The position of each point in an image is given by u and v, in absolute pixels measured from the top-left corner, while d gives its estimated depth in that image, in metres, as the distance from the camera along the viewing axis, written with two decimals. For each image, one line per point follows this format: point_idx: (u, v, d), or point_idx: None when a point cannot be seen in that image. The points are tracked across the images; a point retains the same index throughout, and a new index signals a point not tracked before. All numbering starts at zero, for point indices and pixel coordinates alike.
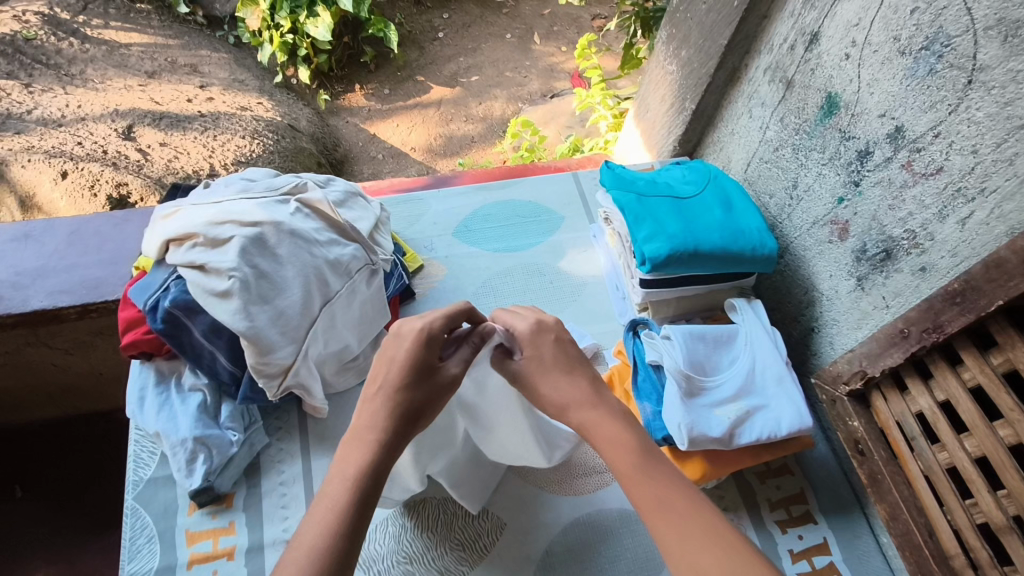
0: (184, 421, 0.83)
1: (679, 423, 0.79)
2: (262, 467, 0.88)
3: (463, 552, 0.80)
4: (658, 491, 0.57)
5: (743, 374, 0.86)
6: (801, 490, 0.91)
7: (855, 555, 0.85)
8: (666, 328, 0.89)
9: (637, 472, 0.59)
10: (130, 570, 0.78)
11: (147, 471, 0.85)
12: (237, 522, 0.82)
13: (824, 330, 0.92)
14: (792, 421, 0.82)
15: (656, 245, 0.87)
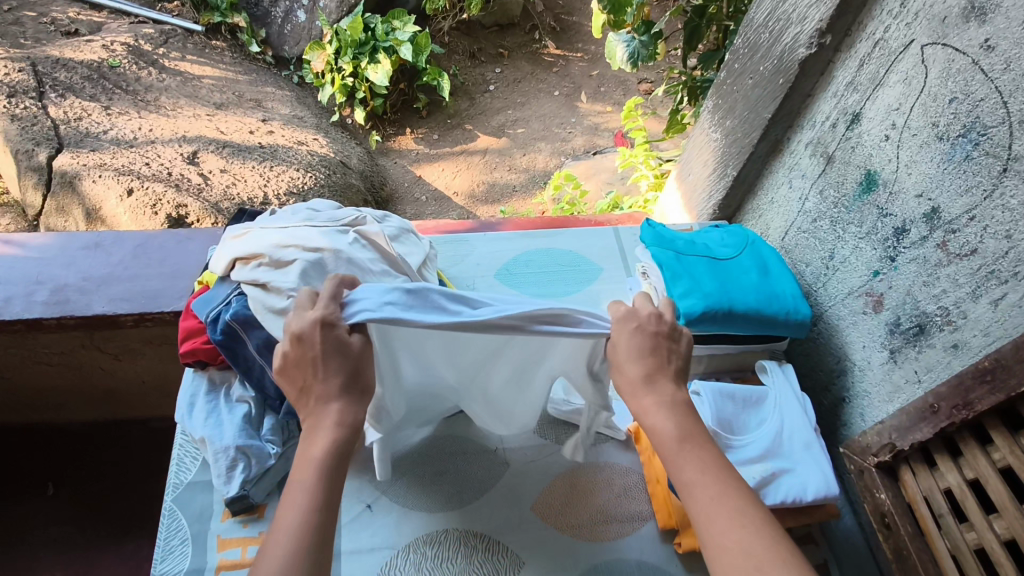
0: (229, 429, 0.88)
1: None
2: None
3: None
4: (691, 471, 0.64)
5: (770, 436, 0.87)
6: (823, 563, 0.88)
7: None
8: (696, 384, 0.91)
9: (672, 453, 0.65)
10: (161, 569, 0.81)
11: (187, 475, 0.90)
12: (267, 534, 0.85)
13: (855, 400, 0.93)
14: (817, 488, 0.83)
15: (691, 302, 0.90)
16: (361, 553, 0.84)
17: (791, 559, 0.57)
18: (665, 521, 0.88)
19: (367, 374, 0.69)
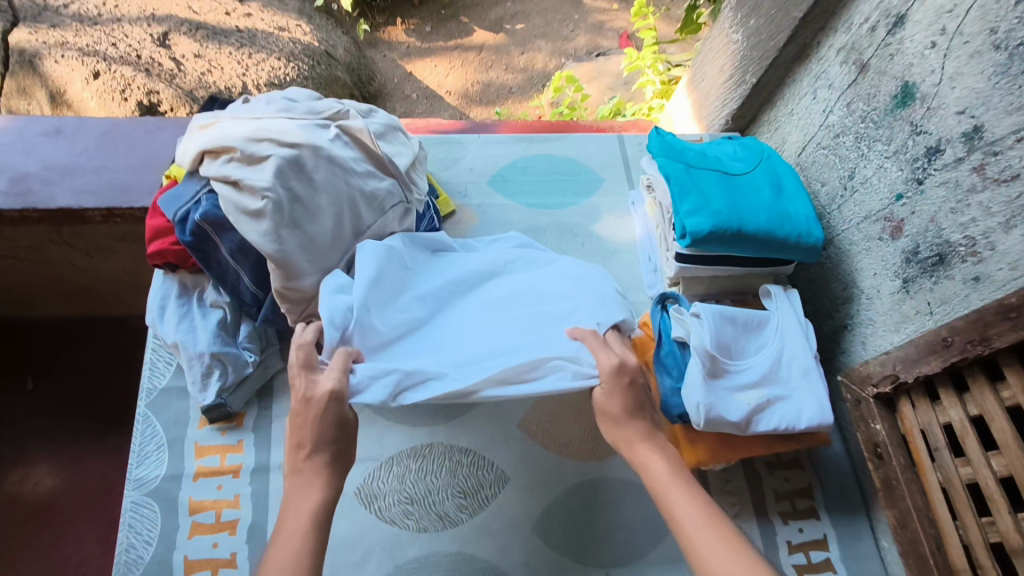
0: (203, 335, 0.83)
1: (697, 403, 0.79)
2: (274, 391, 0.87)
3: (464, 499, 0.81)
4: (687, 501, 0.62)
5: (770, 361, 0.84)
6: (808, 486, 0.92)
7: (853, 555, 0.88)
8: (696, 305, 0.86)
9: (669, 482, 0.64)
10: (137, 475, 0.80)
11: (161, 381, 0.86)
12: (246, 442, 0.83)
13: (858, 328, 0.90)
14: (813, 416, 0.81)
15: (699, 220, 0.83)
16: None
17: None
18: None
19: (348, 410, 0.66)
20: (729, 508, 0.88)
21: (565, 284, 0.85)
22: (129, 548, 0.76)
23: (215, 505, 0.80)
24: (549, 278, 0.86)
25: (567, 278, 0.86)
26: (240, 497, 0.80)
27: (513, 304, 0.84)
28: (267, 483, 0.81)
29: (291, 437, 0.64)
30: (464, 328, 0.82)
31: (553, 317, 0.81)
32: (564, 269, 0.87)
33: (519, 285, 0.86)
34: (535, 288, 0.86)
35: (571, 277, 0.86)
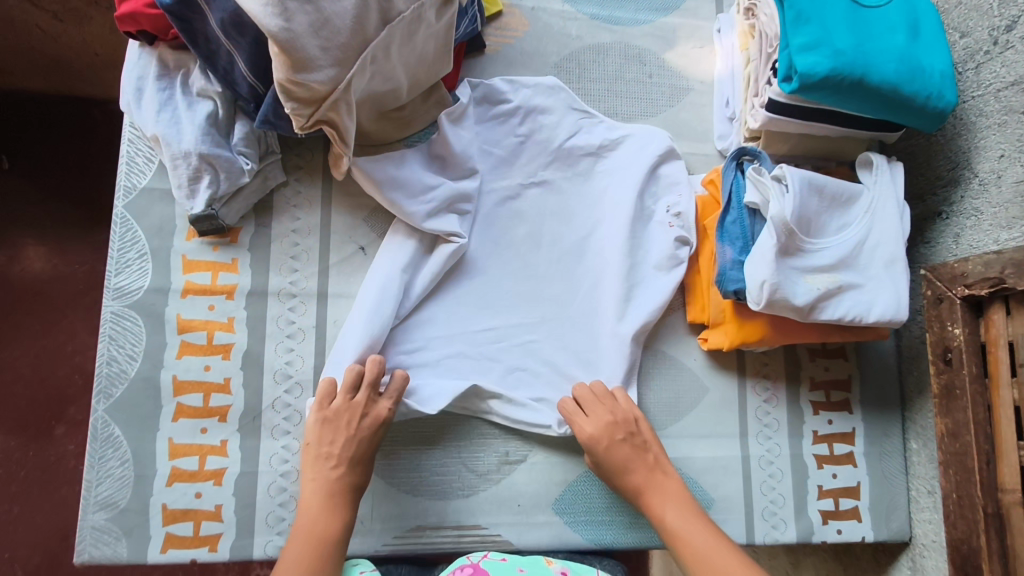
0: (188, 129, 0.68)
1: (762, 281, 0.68)
2: (274, 207, 0.75)
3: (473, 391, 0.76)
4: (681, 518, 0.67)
5: (849, 243, 0.72)
6: (848, 378, 0.85)
7: (878, 452, 0.84)
8: (781, 166, 0.72)
9: (662, 497, 0.68)
10: (116, 284, 0.70)
11: (141, 180, 0.72)
12: (241, 262, 0.73)
13: (957, 218, 0.77)
14: (885, 311, 0.71)
15: (814, 59, 0.66)
16: (349, 298, 0.74)
17: None
18: (695, 316, 0.80)
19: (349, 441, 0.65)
20: (759, 392, 0.82)
21: (597, 184, 0.81)
22: (112, 361, 0.69)
23: (206, 327, 0.71)
24: (577, 191, 0.81)
25: (619, 191, 0.80)
26: (234, 321, 0.72)
27: (550, 213, 0.80)
28: (266, 310, 0.73)
29: (311, 459, 0.65)
30: (501, 250, 0.78)
31: (577, 230, 0.80)
32: (623, 163, 0.81)
33: (551, 196, 0.81)
34: (571, 195, 0.81)
35: (604, 193, 0.81)
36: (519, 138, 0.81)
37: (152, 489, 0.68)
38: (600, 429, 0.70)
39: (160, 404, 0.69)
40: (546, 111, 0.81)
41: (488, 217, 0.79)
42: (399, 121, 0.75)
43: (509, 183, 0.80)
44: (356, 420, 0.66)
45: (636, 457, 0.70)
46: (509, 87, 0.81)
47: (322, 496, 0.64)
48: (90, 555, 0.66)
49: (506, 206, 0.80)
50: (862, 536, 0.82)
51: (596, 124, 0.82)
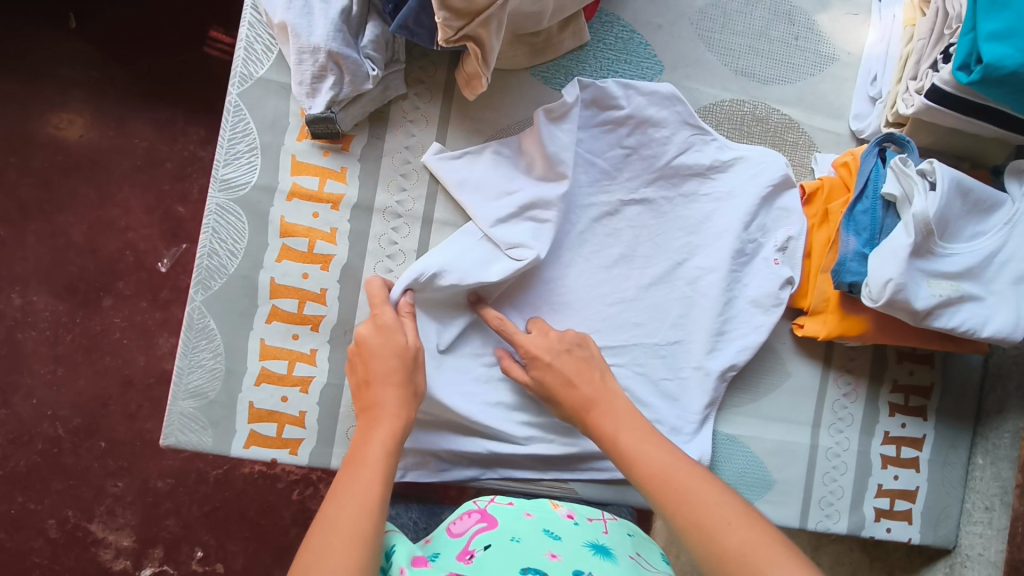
0: (320, 23, 0.64)
1: (889, 279, 0.66)
2: (390, 120, 0.72)
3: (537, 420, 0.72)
4: (635, 436, 0.59)
5: (981, 253, 0.70)
6: (930, 385, 0.83)
7: (942, 462, 0.83)
8: (929, 162, 0.68)
9: (610, 424, 0.60)
10: (223, 175, 0.68)
11: (259, 70, 0.69)
12: (350, 172, 0.70)
13: None
14: (1001, 329, 0.69)
15: (1003, 51, 0.60)
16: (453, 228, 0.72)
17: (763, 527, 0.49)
18: (795, 302, 0.78)
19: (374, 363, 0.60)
20: (840, 385, 0.81)
21: (701, 206, 0.75)
22: (212, 254, 0.68)
23: (308, 234, 0.69)
24: (675, 212, 0.75)
25: (723, 219, 0.74)
26: (336, 233, 0.70)
27: (645, 234, 0.74)
28: (368, 226, 0.71)
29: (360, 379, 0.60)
30: (592, 270, 0.73)
31: (670, 254, 0.74)
32: (731, 189, 0.74)
33: (649, 214, 0.75)
34: (670, 216, 0.75)
35: (706, 220, 0.75)
36: (625, 149, 0.74)
37: (241, 386, 0.68)
38: (555, 353, 0.65)
39: (256, 305, 0.68)
40: (658, 123, 0.73)
41: (579, 237, 0.73)
42: (532, 48, 0.72)
43: (610, 199, 0.74)
44: (372, 340, 0.61)
45: (585, 382, 0.63)
46: (623, 92, 0.72)
47: (378, 416, 0.57)
48: (176, 439, 0.67)
49: (602, 223, 0.74)
50: (909, 537, 0.82)
51: (709, 142, 0.75)
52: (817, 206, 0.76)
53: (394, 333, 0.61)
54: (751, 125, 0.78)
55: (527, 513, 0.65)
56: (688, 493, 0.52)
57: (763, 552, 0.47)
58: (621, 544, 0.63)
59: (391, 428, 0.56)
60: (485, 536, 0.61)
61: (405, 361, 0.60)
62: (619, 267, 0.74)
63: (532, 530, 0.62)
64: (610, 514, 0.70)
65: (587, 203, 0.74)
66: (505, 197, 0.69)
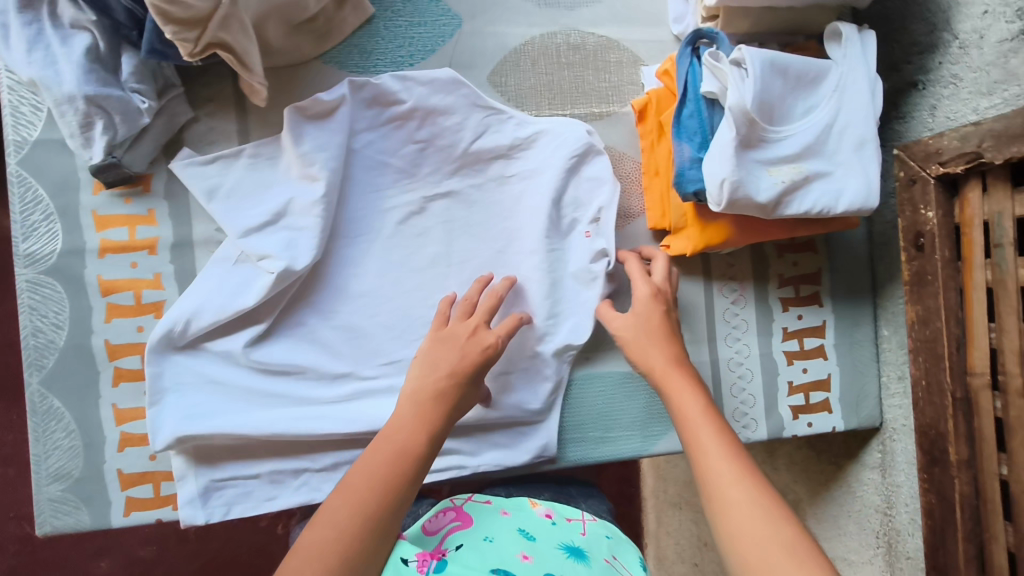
0: (67, 69, 0.59)
1: (723, 179, 0.63)
2: (187, 146, 0.68)
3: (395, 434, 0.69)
4: (693, 404, 0.58)
5: (816, 126, 0.66)
6: (817, 271, 0.81)
7: (849, 343, 0.81)
8: (740, 48, 0.65)
9: (680, 386, 0.60)
10: (25, 251, 0.65)
11: (32, 132, 0.65)
12: (158, 213, 0.67)
13: (934, 89, 0.70)
14: (855, 199, 0.66)
15: None
16: None
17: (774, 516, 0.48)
18: (655, 224, 0.75)
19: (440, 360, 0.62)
20: (726, 294, 0.79)
21: (510, 188, 0.73)
22: (37, 332, 0.65)
23: (131, 286, 0.66)
24: (487, 200, 0.72)
25: (534, 197, 0.72)
26: (161, 277, 0.67)
27: (460, 229, 0.72)
28: (193, 261, 0.68)
29: (421, 367, 0.62)
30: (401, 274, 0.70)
31: (491, 243, 0.72)
32: (538, 165, 0.72)
33: (458, 206, 0.72)
34: (480, 204, 0.72)
35: (519, 201, 0.73)
36: (418, 143, 0.71)
37: (104, 456, 0.66)
38: (642, 305, 0.67)
39: (98, 372, 0.66)
40: (445, 111, 0.70)
41: (389, 240, 0.71)
42: (314, 34, 0.68)
43: (411, 198, 0.71)
44: (432, 345, 0.63)
45: (654, 340, 0.65)
46: (401, 84, 0.69)
47: (433, 412, 0.58)
48: (52, 526, 0.65)
49: (410, 223, 0.71)
50: (833, 426, 0.81)
51: (506, 120, 0.71)
52: (651, 121, 0.72)
53: (483, 348, 0.63)
54: (569, 55, 0.74)
55: (504, 512, 0.71)
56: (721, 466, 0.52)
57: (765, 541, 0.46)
58: (593, 545, 0.67)
59: (438, 430, 0.58)
60: (458, 535, 0.67)
61: (473, 368, 0.62)
62: (458, 246, 0.72)
63: (507, 531, 0.68)
64: (590, 515, 0.73)
65: (389, 206, 0.71)
66: (259, 206, 0.67)
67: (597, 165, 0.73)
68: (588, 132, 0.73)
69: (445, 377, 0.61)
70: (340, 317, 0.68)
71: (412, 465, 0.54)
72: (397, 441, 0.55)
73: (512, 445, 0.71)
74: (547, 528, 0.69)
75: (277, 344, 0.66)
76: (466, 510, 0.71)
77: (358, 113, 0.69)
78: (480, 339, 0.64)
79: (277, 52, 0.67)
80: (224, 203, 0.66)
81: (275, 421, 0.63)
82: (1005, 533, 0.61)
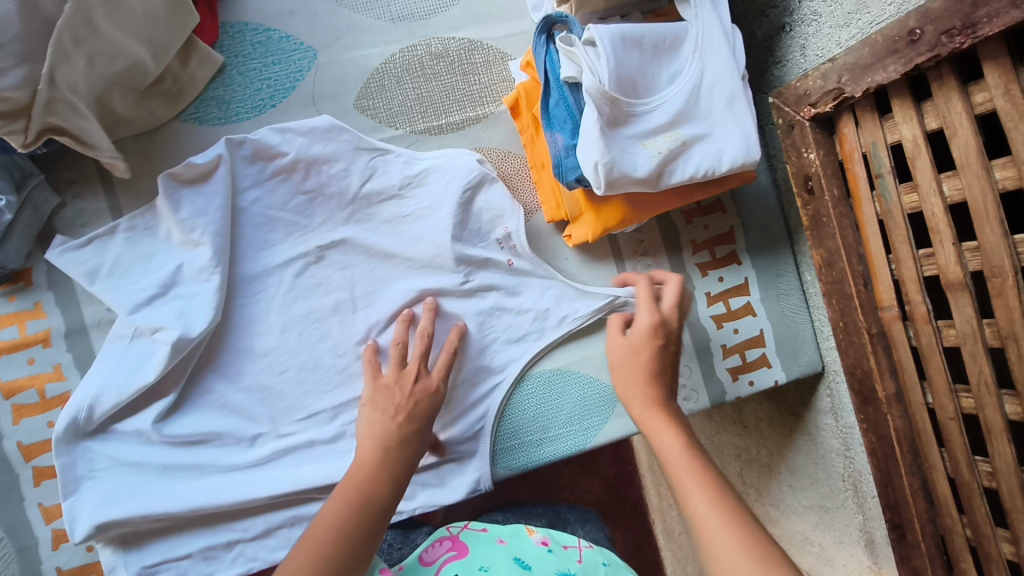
0: None
1: (596, 163, 0.62)
2: (60, 234, 0.67)
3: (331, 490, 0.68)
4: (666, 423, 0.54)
5: (683, 90, 0.65)
6: (730, 230, 0.79)
7: (775, 295, 0.79)
8: (590, 27, 0.64)
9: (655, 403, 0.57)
10: None
11: None
12: (45, 304, 0.66)
13: (798, 29, 0.69)
14: (737, 155, 0.65)
15: None
16: None
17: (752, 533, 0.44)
18: (552, 216, 0.74)
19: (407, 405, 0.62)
20: (641, 272, 0.78)
21: (404, 225, 0.72)
22: None
23: (33, 383, 0.66)
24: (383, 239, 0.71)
25: (432, 233, 0.71)
26: (62, 367, 0.66)
27: (359, 268, 0.71)
28: (91, 346, 0.67)
29: (381, 409, 0.62)
30: (306, 321, 0.70)
31: (393, 284, 0.71)
32: (432, 202, 0.71)
33: (354, 250, 0.71)
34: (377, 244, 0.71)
35: (415, 238, 0.71)
36: (306, 194, 0.70)
37: (41, 557, 0.65)
38: (638, 335, 0.61)
39: (17, 474, 0.65)
40: (329, 159, 0.69)
41: (288, 294, 0.69)
42: (166, 95, 0.67)
43: (303, 248, 0.70)
44: (375, 391, 0.64)
45: (642, 378, 0.58)
46: (280, 137, 0.68)
47: (392, 459, 0.57)
48: None
49: (308, 273, 0.70)
50: (775, 380, 0.79)
51: (392, 158, 0.71)
52: (525, 115, 0.71)
53: (431, 390, 0.64)
54: (433, 65, 0.73)
55: (500, 540, 0.69)
56: (687, 475, 0.49)
57: (734, 544, 0.43)
58: (591, 571, 0.65)
59: (391, 474, 0.56)
60: (453, 564, 0.64)
61: (423, 410, 0.62)
62: (359, 280, 0.71)
63: (504, 559, 0.64)
64: (586, 542, 0.72)
65: (282, 261, 0.70)
66: (144, 280, 0.66)
67: (492, 191, 0.72)
68: (479, 161, 0.72)
69: (399, 430, 0.60)
70: (248, 378, 0.69)
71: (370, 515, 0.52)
72: (348, 498, 0.53)
73: (445, 483, 0.71)
74: (543, 552, 0.68)
75: (186, 416, 0.67)
76: (461, 539, 0.69)
77: (241, 170, 0.68)
78: (424, 383, 0.64)
79: (130, 122, 0.66)
80: (110, 289, 0.65)
81: (197, 494, 0.65)
82: (942, 460, 0.60)
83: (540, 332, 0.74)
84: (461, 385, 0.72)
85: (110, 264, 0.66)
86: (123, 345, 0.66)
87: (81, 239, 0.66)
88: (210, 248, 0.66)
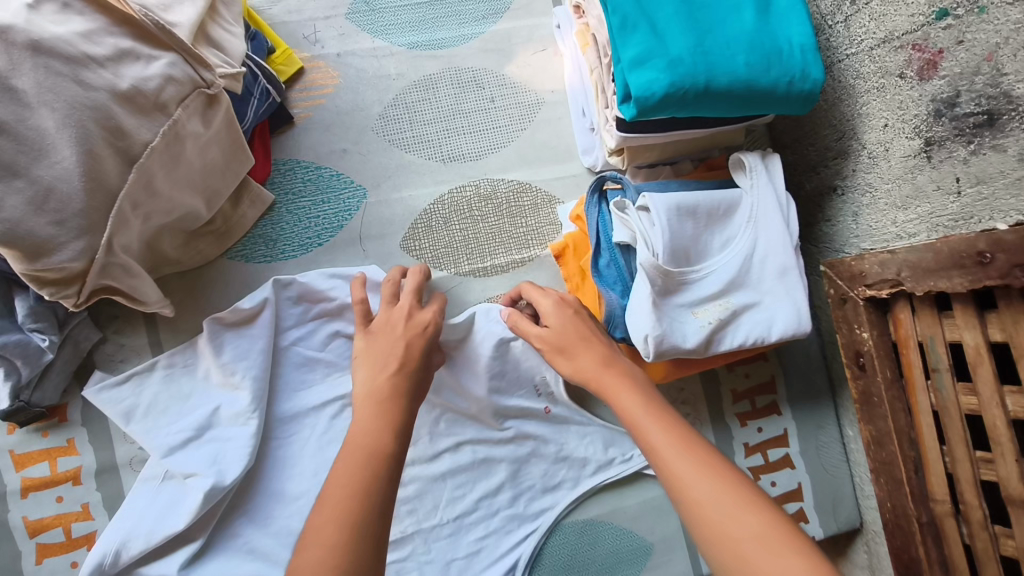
0: None
1: (645, 335, 0.60)
2: (99, 368, 0.67)
3: None
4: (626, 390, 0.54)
5: (735, 259, 0.64)
6: (770, 378, 0.78)
7: (814, 447, 0.78)
8: (643, 194, 0.64)
9: (601, 368, 0.57)
10: None
11: None
12: (78, 441, 0.65)
13: (850, 194, 0.69)
14: (787, 327, 0.64)
15: (649, 76, 0.57)
16: None
17: (731, 490, 0.44)
18: None
19: (389, 350, 0.59)
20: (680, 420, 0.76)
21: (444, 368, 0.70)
22: None
23: (59, 522, 0.64)
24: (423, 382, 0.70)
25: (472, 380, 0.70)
26: (90, 506, 0.65)
27: None
28: (121, 485, 0.66)
29: (366, 368, 0.57)
30: None
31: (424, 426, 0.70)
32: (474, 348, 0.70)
33: None
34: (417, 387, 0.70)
35: (455, 383, 0.70)
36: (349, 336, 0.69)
37: None
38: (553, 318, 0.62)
39: None
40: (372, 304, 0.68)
41: (323, 437, 0.68)
42: (215, 234, 0.67)
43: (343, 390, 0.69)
44: (369, 345, 0.60)
45: (579, 346, 0.59)
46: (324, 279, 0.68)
47: (387, 409, 0.53)
48: None
49: (344, 416, 0.69)
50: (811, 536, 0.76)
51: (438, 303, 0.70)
52: (571, 263, 0.70)
53: (422, 326, 0.61)
54: (481, 207, 0.73)
55: None
56: (649, 428, 0.50)
57: (709, 487, 0.44)
58: None
59: (392, 424, 0.52)
60: None
61: (416, 360, 0.59)
62: None
63: None
64: None
65: (320, 402, 0.69)
66: (180, 421, 0.64)
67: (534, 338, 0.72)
68: None
69: (391, 382, 0.56)
70: (279, 522, 0.66)
71: (372, 473, 0.47)
72: (351, 460, 0.48)
73: None
74: None
75: (212, 561, 0.63)
76: None
77: (284, 310, 0.68)
78: (418, 325, 0.61)
79: (178, 261, 0.66)
80: (146, 430, 0.64)
81: None
82: None
83: (575, 479, 0.72)
84: (494, 533, 0.70)
85: (148, 405, 0.64)
86: (155, 487, 0.64)
87: (120, 376, 0.65)
88: (250, 392, 0.65)
